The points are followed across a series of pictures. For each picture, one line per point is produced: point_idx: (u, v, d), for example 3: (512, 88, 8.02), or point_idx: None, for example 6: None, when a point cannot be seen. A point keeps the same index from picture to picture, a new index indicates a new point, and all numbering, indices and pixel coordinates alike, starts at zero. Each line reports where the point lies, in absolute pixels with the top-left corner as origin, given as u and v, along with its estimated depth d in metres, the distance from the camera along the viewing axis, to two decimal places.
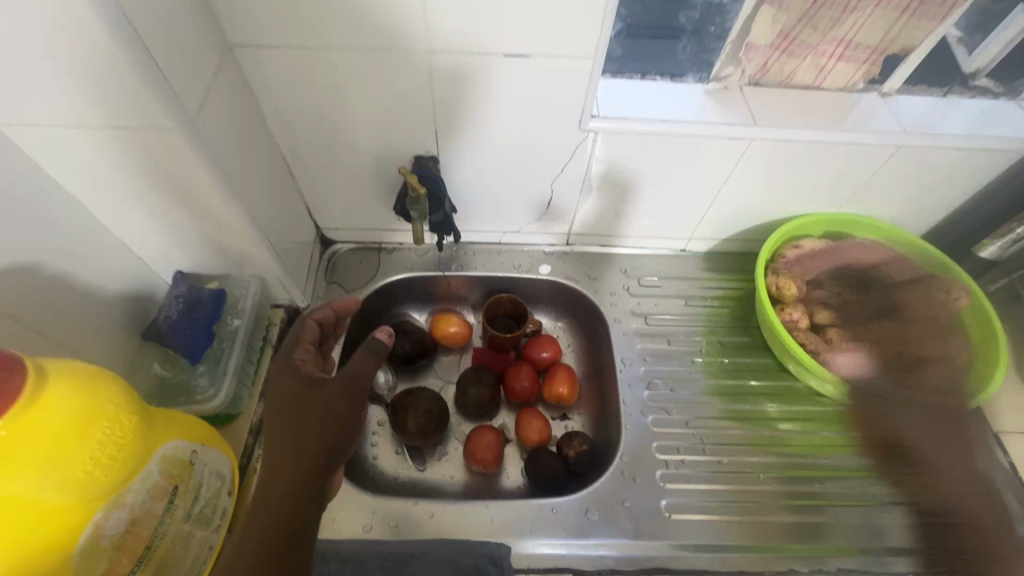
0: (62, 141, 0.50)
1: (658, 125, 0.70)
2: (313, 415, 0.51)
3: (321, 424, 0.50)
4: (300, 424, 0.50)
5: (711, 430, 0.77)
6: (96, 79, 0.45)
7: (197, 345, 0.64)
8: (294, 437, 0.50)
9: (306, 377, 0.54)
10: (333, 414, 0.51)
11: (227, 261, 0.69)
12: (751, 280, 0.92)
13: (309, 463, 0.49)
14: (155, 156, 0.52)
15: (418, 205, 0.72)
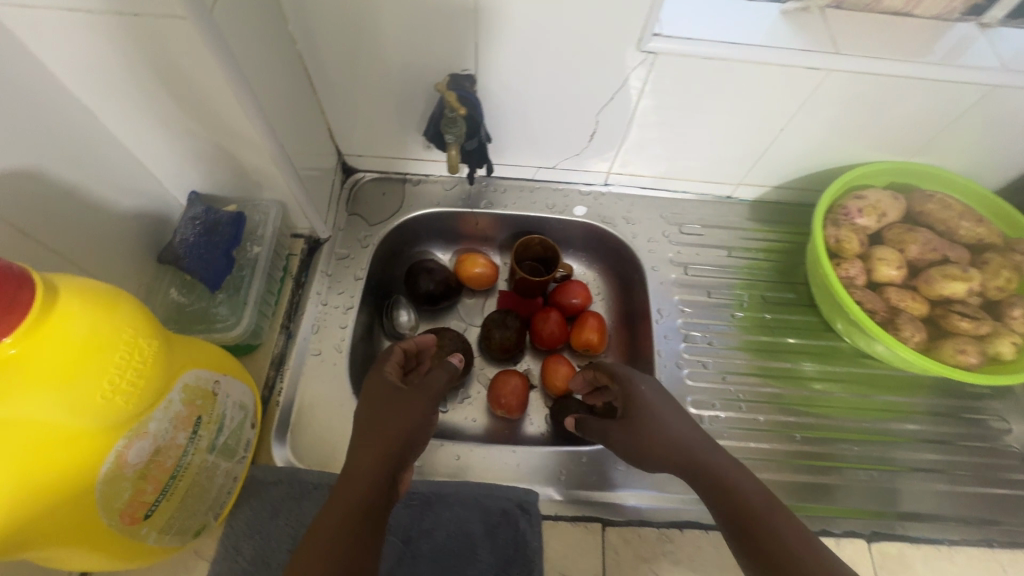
0: (59, 30, 0.44)
1: (727, 50, 0.62)
2: (394, 414, 0.55)
3: (402, 423, 0.54)
4: (382, 421, 0.54)
5: (747, 387, 0.74)
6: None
7: (216, 270, 0.59)
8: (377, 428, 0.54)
9: (392, 384, 0.58)
10: (411, 413, 0.55)
11: (246, 181, 0.64)
12: (799, 232, 0.86)
13: (387, 457, 0.52)
14: (165, 51, 0.46)
15: (454, 126, 0.65)
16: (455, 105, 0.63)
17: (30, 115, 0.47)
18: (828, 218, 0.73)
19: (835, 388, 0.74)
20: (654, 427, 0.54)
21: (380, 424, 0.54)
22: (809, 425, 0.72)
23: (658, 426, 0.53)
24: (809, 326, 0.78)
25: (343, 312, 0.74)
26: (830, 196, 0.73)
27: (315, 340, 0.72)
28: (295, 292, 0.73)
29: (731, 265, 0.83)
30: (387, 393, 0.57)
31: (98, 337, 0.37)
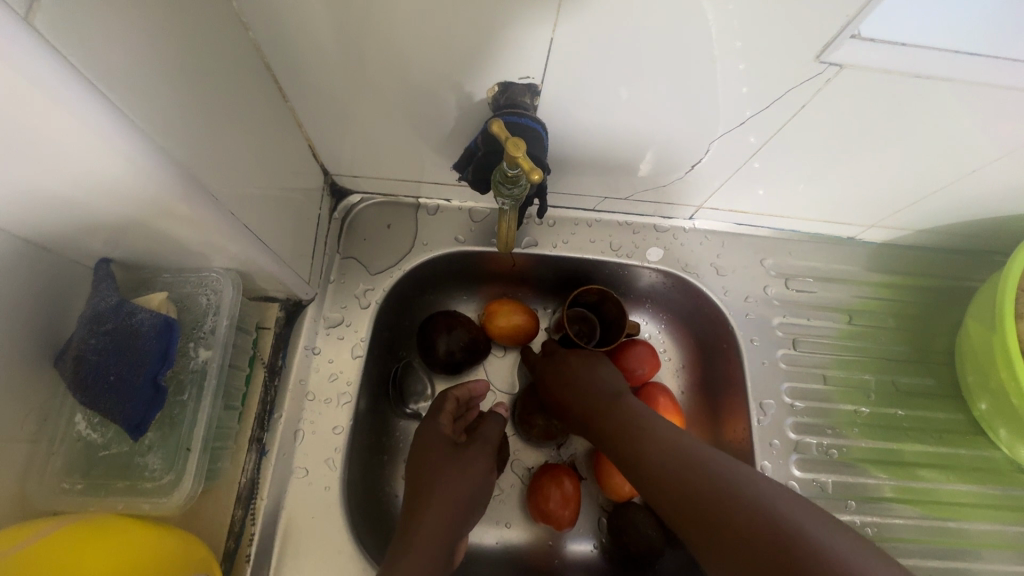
0: None
1: (956, 64, 0.38)
2: (453, 474, 0.52)
3: (463, 483, 0.52)
4: (445, 472, 0.52)
5: (875, 517, 0.56)
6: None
7: (137, 411, 0.38)
8: (445, 484, 0.52)
9: (449, 439, 0.55)
10: (470, 474, 0.53)
11: (184, 249, 0.41)
12: (939, 290, 0.65)
13: (453, 519, 0.50)
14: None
15: (515, 189, 0.39)
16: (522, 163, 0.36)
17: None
18: (1020, 305, 0.52)
19: (984, 517, 0.57)
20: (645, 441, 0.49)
21: (437, 485, 0.52)
22: (953, 570, 0.55)
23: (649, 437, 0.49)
24: (953, 429, 0.60)
25: (337, 408, 0.54)
26: (1021, 267, 0.52)
27: (299, 454, 0.52)
28: (269, 386, 0.51)
29: (851, 336, 0.63)
30: (442, 447, 0.55)
31: None
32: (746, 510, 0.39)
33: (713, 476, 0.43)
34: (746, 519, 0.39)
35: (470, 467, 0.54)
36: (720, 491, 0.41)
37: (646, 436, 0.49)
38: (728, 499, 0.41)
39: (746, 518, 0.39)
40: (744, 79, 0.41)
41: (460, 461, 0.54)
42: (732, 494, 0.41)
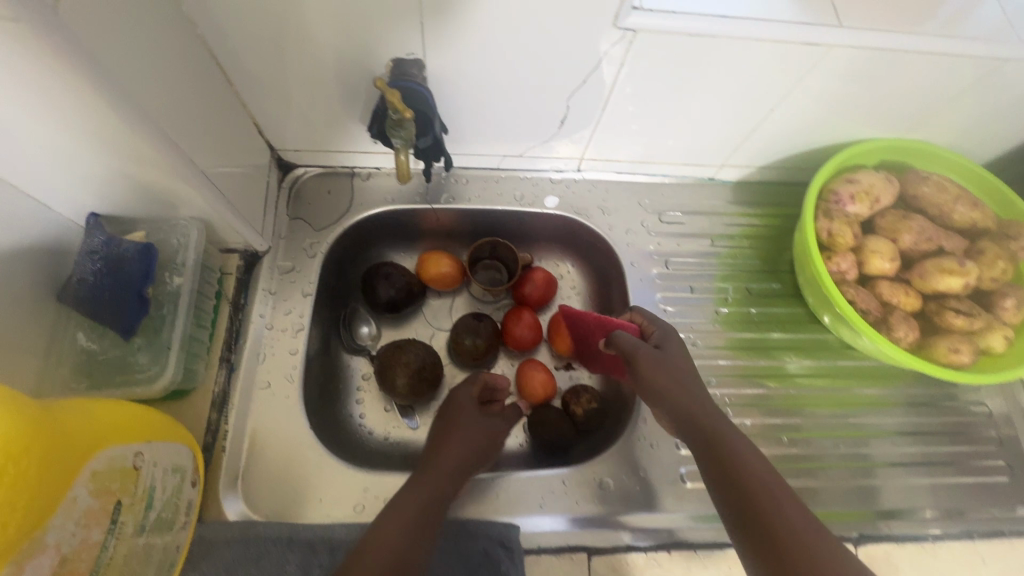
0: None
1: (716, 23, 0.53)
2: (464, 435, 0.62)
3: (470, 445, 0.61)
4: (457, 434, 0.61)
5: (735, 390, 0.70)
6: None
7: (129, 315, 0.51)
8: (452, 444, 0.60)
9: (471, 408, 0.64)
10: (479, 439, 0.62)
11: (157, 198, 0.53)
12: (785, 215, 0.81)
13: (454, 474, 0.58)
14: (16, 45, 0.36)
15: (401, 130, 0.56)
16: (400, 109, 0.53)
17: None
18: (818, 210, 0.67)
19: (821, 383, 0.71)
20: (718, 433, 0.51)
21: (448, 445, 0.60)
22: (799, 425, 0.68)
23: (723, 433, 0.51)
24: (794, 318, 0.75)
25: (292, 335, 0.66)
26: (818, 182, 0.67)
27: (263, 371, 0.64)
28: (234, 317, 0.64)
29: (714, 255, 0.78)
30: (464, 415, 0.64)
31: None
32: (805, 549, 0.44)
33: (781, 507, 0.46)
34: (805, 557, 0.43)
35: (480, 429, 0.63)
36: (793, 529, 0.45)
37: (734, 448, 0.50)
38: (800, 534, 0.44)
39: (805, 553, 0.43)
40: (572, 45, 0.55)
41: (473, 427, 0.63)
42: (802, 537, 0.44)
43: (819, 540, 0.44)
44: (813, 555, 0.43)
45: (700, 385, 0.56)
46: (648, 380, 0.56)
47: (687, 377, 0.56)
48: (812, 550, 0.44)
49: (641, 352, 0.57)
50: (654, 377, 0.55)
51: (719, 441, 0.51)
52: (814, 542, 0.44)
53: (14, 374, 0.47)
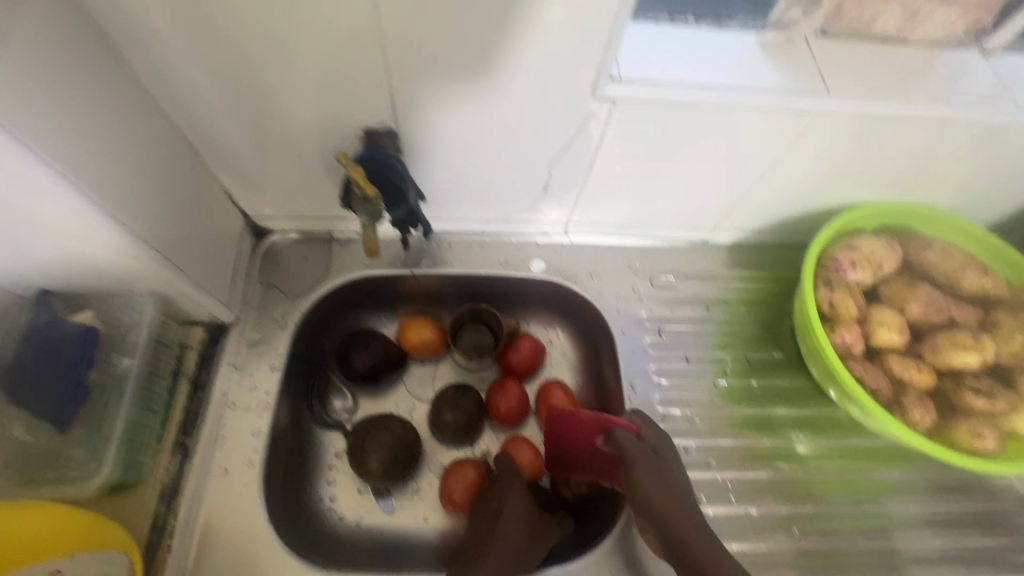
0: None
1: (699, 93, 0.51)
2: (512, 546, 0.59)
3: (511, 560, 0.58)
4: (502, 545, 0.58)
5: (738, 474, 0.64)
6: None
7: (66, 405, 0.46)
8: (497, 556, 0.57)
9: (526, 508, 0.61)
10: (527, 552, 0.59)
11: (109, 275, 0.50)
12: (784, 278, 0.77)
13: None
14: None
15: (364, 206, 0.56)
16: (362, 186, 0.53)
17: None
18: (818, 278, 0.64)
19: (833, 465, 0.65)
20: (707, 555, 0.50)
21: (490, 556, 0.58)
22: (812, 515, 0.62)
23: (712, 557, 0.50)
24: (799, 390, 0.69)
25: (256, 415, 0.61)
26: (816, 250, 0.64)
27: (220, 456, 0.59)
28: (193, 398, 0.59)
29: (711, 322, 0.73)
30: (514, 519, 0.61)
31: None
32: None
33: None
34: None
35: (529, 539, 0.60)
36: None
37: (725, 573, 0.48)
38: None
39: None
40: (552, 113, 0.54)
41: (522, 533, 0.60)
42: None
43: None
44: None
45: (690, 496, 0.55)
46: (639, 487, 0.54)
47: (674, 484, 0.55)
48: None
49: (636, 456, 0.55)
50: (645, 485, 0.54)
51: (705, 558, 0.50)
52: None
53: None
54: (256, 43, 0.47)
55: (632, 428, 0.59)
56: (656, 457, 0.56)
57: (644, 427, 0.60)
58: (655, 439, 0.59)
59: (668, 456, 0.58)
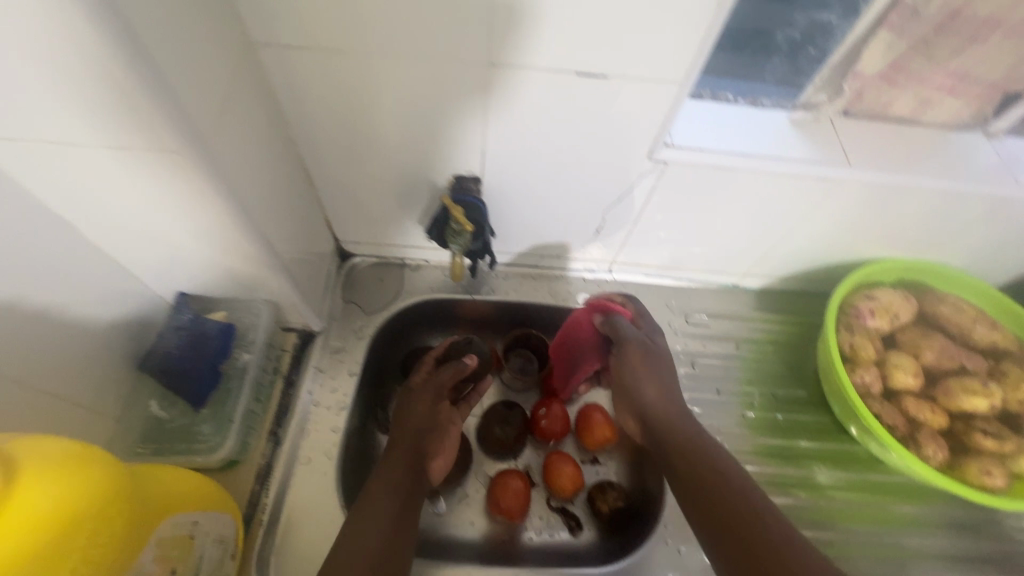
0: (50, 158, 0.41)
1: (738, 159, 0.60)
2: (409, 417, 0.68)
3: (415, 425, 0.67)
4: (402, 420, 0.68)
5: None
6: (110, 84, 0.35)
7: (201, 387, 0.56)
8: (408, 428, 0.67)
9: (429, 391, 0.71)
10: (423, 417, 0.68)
11: (239, 283, 0.61)
12: (807, 323, 0.84)
13: (411, 457, 0.64)
14: (179, 174, 0.43)
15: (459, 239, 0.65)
16: (463, 223, 0.64)
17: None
18: (840, 322, 0.71)
19: (853, 497, 0.70)
20: (688, 435, 0.59)
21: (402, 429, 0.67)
22: (833, 542, 0.67)
23: (694, 436, 0.59)
24: (821, 427, 0.75)
25: (336, 413, 0.70)
26: (840, 298, 0.72)
27: (305, 447, 0.67)
28: (286, 393, 0.69)
29: (740, 358, 0.81)
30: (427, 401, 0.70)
31: (74, 508, 0.36)
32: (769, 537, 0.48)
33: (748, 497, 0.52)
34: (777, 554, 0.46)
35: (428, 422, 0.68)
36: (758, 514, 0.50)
37: (709, 453, 0.56)
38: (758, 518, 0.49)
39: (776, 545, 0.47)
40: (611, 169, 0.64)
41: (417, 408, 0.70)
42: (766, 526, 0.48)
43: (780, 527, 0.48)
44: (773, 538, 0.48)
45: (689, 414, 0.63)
46: (630, 367, 0.68)
47: (665, 371, 0.68)
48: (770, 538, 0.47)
49: (631, 344, 0.69)
50: (639, 372, 0.67)
51: (693, 441, 0.58)
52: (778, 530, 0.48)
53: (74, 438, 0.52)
54: (379, 111, 0.57)
55: (627, 314, 0.74)
56: (653, 354, 0.69)
57: (629, 306, 0.75)
58: (653, 345, 0.70)
59: (659, 349, 0.69)
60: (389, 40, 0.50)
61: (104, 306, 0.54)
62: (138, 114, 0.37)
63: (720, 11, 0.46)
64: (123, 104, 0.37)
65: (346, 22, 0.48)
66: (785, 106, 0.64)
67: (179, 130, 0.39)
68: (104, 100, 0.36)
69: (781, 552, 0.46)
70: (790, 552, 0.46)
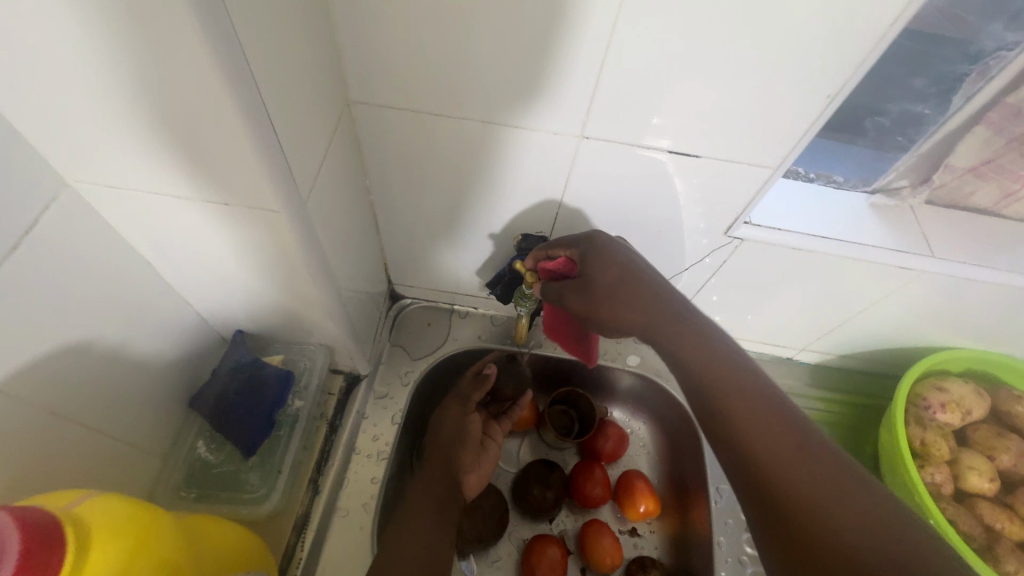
0: (149, 204, 0.42)
1: (815, 242, 0.60)
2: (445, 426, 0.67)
3: (448, 434, 0.66)
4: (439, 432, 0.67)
5: None
6: (235, 138, 0.35)
7: (254, 434, 0.55)
8: (443, 438, 0.66)
9: (460, 403, 0.70)
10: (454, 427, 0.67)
11: (298, 327, 0.60)
12: (868, 404, 0.80)
13: (448, 469, 0.63)
14: (271, 225, 0.43)
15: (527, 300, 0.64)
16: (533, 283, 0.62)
17: (70, 276, 0.41)
18: (909, 415, 0.68)
19: None
20: (694, 375, 0.46)
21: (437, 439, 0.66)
22: None
23: (712, 374, 0.45)
24: None
25: (376, 463, 0.67)
26: (909, 387, 0.69)
27: (342, 497, 0.65)
28: (328, 439, 0.66)
29: None
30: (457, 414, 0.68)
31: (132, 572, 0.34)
32: (815, 524, 0.36)
33: (789, 471, 0.39)
34: (822, 538, 0.36)
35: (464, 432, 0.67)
36: (800, 489, 0.38)
37: (738, 406, 0.43)
38: (798, 493, 0.38)
39: (827, 533, 0.36)
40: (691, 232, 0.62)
41: (448, 418, 0.69)
42: (809, 502, 0.37)
43: (833, 503, 0.37)
44: (823, 522, 0.36)
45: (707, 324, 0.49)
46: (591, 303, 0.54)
47: (634, 275, 0.52)
48: (816, 519, 0.36)
49: (568, 287, 0.56)
50: (615, 308, 0.52)
51: (706, 395, 0.45)
52: (823, 505, 0.37)
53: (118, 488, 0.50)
54: (461, 168, 0.58)
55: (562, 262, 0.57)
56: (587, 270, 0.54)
57: (566, 239, 0.59)
58: (593, 245, 0.55)
59: (609, 249, 0.54)
60: (487, 105, 0.51)
61: (157, 348, 0.52)
62: (247, 170, 0.37)
63: (829, 104, 0.47)
64: (234, 159, 0.37)
65: (451, 86, 0.50)
66: (864, 190, 0.63)
67: (282, 189, 0.40)
68: (215, 154, 0.37)
69: (798, 487, 0.38)
70: (809, 488, 0.38)
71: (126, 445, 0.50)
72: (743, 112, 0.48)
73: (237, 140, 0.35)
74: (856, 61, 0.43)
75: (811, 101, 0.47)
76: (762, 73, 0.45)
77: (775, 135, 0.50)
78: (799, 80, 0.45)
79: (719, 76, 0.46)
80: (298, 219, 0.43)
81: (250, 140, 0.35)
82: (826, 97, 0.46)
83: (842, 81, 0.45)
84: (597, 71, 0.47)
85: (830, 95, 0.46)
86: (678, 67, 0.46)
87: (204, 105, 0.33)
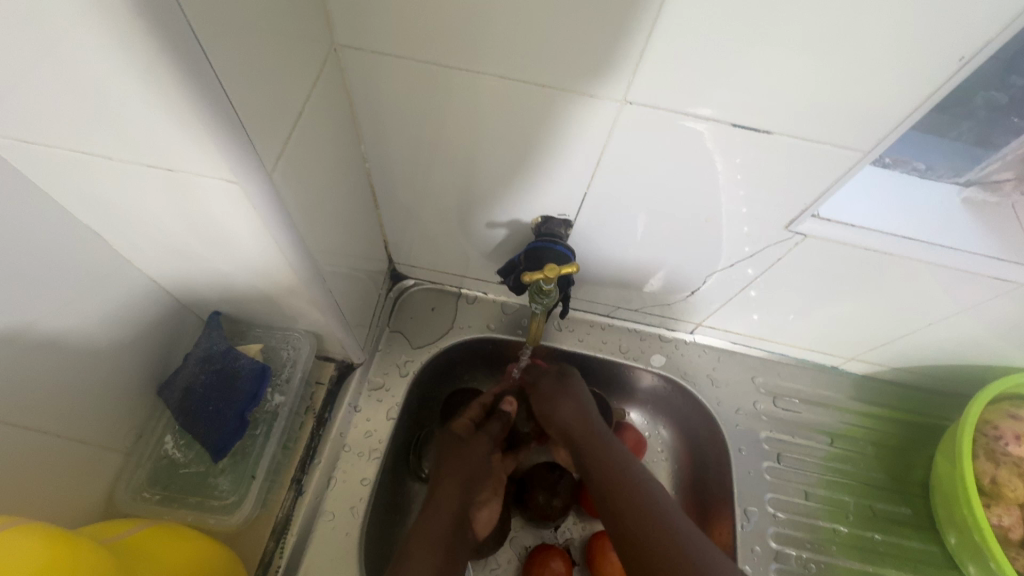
0: (87, 168, 0.36)
1: (890, 244, 0.50)
2: (453, 453, 0.63)
3: (461, 459, 0.63)
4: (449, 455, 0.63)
5: None
6: (173, 77, 0.28)
7: (225, 437, 0.51)
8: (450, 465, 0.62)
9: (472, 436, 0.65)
10: (465, 456, 0.63)
11: (278, 310, 0.53)
12: (924, 425, 0.71)
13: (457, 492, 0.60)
14: (227, 195, 0.36)
15: (547, 296, 0.56)
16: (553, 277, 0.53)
17: None
18: (977, 447, 0.62)
19: None
20: None
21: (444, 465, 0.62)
22: None
23: None
24: (928, 560, 0.64)
25: (366, 461, 0.61)
26: (978, 413, 0.62)
27: (329, 500, 0.58)
28: (315, 433, 0.60)
29: (835, 458, 0.69)
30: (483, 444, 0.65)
31: None
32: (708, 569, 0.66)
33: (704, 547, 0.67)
34: None
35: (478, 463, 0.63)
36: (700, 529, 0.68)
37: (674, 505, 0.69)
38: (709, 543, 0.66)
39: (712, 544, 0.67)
40: (744, 221, 0.52)
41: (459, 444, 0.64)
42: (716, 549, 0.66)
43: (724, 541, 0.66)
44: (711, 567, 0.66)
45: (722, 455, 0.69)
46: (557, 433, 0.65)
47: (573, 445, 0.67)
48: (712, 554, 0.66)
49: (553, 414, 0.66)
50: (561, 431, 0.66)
51: None
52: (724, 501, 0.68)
53: (66, 485, 0.46)
54: (474, 135, 0.49)
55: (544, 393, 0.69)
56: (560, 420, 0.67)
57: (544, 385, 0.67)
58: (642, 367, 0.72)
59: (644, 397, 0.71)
60: (507, 57, 0.41)
61: (112, 325, 0.47)
62: (189, 116, 0.30)
63: (958, 71, 0.36)
64: (171, 102, 0.29)
65: (462, 33, 0.40)
66: (956, 181, 0.54)
67: (234, 149, 0.32)
68: (149, 98, 0.29)
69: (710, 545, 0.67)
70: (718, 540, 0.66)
71: (66, 433, 0.45)
72: (833, 80, 0.38)
73: (172, 78, 0.28)
74: (998, 14, 0.33)
75: (935, 67, 0.36)
76: (868, 28, 0.35)
77: (874, 112, 0.40)
78: (921, 41, 0.35)
79: (810, 35, 0.36)
80: (260, 189, 0.36)
81: (189, 77, 0.28)
82: (959, 60, 0.35)
83: (983, 41, 0.34)
84: (652, 16, 0.36)
85: (965, 57, 0.35)
86: (758, 19, 0.35)
87: (129, 33, 0.26)
